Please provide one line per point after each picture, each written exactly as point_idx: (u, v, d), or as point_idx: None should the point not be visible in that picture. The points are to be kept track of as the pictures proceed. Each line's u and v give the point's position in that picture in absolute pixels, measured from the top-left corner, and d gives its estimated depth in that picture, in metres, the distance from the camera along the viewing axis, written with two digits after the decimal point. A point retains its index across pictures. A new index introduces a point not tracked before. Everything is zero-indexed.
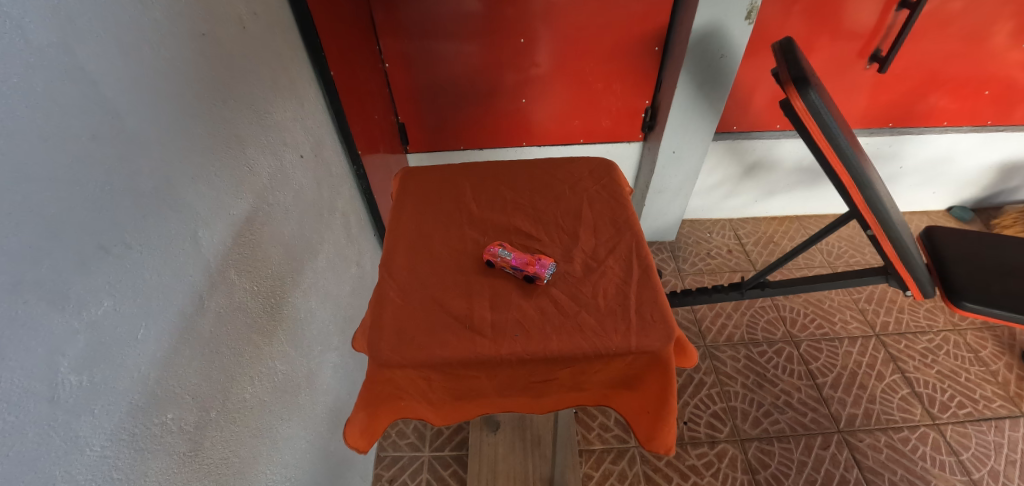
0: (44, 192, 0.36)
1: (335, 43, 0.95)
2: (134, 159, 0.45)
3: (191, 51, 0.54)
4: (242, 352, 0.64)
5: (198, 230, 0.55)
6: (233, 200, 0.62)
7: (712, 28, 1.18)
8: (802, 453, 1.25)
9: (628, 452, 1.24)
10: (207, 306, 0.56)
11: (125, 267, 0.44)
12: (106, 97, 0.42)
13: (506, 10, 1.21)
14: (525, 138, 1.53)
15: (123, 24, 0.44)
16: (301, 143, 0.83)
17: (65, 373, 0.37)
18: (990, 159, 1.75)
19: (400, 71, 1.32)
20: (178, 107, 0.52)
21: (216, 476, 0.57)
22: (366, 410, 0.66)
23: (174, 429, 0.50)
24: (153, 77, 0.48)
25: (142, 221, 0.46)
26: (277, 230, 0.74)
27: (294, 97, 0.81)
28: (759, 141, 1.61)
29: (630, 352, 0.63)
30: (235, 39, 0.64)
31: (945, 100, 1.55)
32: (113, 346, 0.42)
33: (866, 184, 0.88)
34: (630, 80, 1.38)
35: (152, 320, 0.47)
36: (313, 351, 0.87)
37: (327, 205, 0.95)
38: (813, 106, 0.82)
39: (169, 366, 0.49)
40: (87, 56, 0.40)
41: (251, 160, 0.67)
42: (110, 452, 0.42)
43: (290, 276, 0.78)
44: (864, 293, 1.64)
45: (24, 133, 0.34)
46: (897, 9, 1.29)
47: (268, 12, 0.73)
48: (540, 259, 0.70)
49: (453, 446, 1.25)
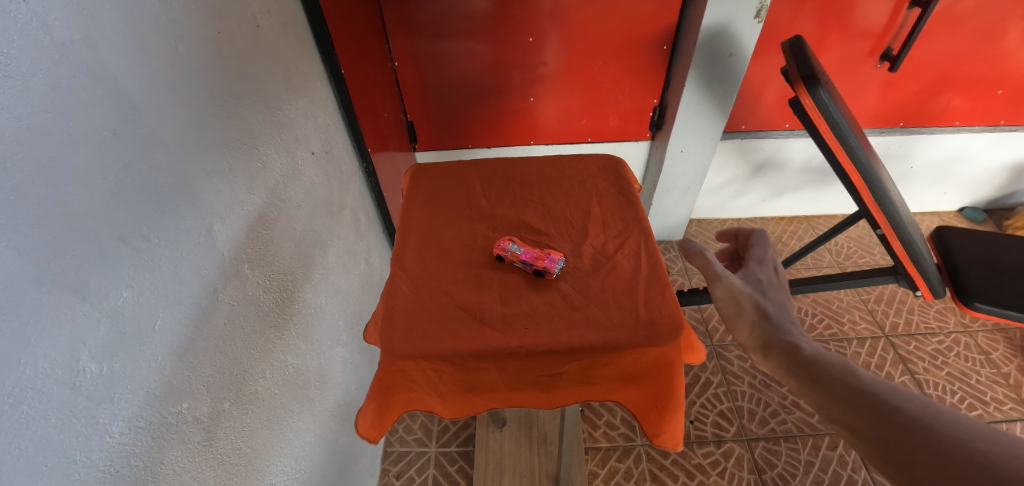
0: (69, 186, 0.37)
1: (345, 42, 0.96)
2: (153, 154, 0.46)
3: (207, 48, 0.55)
4: (254, 346, 0.65)
5: (212, 223, 0.56)
6: (246, 195, 0.63)
7: (721, 27, 1.18)
8: (809, 454, 1.25)
9: (634, 451, 1.25)
10: (220, 299, 0.57)
11: (144, 259, 0.45)
12: (125, 91, 0.43)
13: (515, 9, 1.22)
14: (533, 136, 1.53)
15: (143, 22, 0.45)
16: (312, 140, 0.84)
17: (86, 361, 0.39)
18: (1003, 160, 1.73)
19: (409, 70, 1.33)
20: (194, 103, 0.53)
21: (228, 466, 0.58)
22: (377, 402, 0.67)
23: (189, 419, 0.51)
24: (171, 74, 0.49)
25: (160, 216, 0.47)
26: (289, 226, 0.75)
27: (306, 95, 0.82)
28: (767, 140, 1.60)
29: (639, 346, 0.63)
30: (249, 37, 0.65)
31: (958, 100, 1.53)
32: (132, 336, 0.43)
33: (876, 184, 0.87)
34: (638, 79, 1.38)
35: (169, 311, 0.48)
36: (322, 345, 0.88)
37: (337, 203, 0.96)
38: (822, 104, 0.82)
39: (184, 357, 0.50)
40: (108, 53, 0.41)
41: (264, 157, 0.68)
42: (128, 440, 0.43)
43: (301, 271, 0.79)
44: (873, 293, 1.63)
45: (50, 128, 0.35)
46: (908, 8, 1.27)
47: (282, 12, 0.74)
48: (550, 254, 0.71)
49: (460, 442, 1.26)
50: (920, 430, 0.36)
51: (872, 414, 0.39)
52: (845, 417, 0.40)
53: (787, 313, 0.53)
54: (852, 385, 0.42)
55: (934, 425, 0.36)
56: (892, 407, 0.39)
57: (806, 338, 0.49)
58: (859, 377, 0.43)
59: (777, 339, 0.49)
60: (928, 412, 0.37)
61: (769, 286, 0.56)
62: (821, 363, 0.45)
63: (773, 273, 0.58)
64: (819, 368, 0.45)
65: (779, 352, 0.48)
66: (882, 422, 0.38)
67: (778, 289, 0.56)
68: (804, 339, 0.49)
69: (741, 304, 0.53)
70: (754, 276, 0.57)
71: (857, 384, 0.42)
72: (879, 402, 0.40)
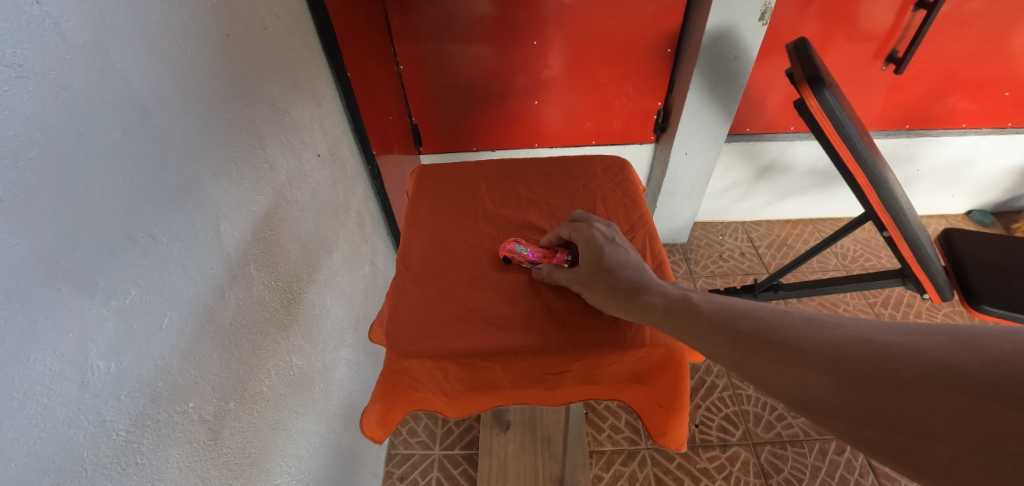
0: (81, 184, 0.38)
1: (351, 45, 0.97)
2: (161, 155, 0.46)
3: (214, 50, 0.56)
4: (259, 346, 0.65)
5: (218, 223, 0.56)
6: (252, 196, 0.64)
7: (725, 29, 1.18)
8: (816, 459, 1.24)
9: (639, 454, 1.24)
10: (227, 298, 0.57)
11: (152, 258, 0.45)
12: (134, 92, 0.43)
13: (519, 12, 1.22)
14: (536, 139, 1.54)
15: (152, 24, 0.46)
16: (318, 142, 0.85)
17: (94, 359, 0.39)
18: (1011, 162, 1.72)
19: (413, 73, 1.34)
20: (201, 105, 0.53)
21: (232, 466, 0.58)
22: (382, 401, 0.67)
23: (194, 418, 0.51)
24: (179, 76, 0.50)
25: (167, 216, 0.47)
26: (296, 227, 0.76)
27: (313, 98, 0.83)
28: (772, 143, 1.60)
29: (643, 346, 0.63)
30: (256, 40, 0.65)
31: (965, 102, 1.52)
32: (140, 335, 0.43)
33: (881, 186, 0.87)
34: (642, 82, 1.38)
35: (175, 310, 0.48)
36: (327, 346, 0.88)
37: (343, 205, 0.96)
38: (827, 106, 0.81)
39: (191, 356, 0.50)
40: (118, 54, 0.42)
41: (272, 158, 0.69)
42: (134, 437, 0.43)
43: (306, 273, 0.79)
44: (880, 296, 1.62)
45: (61, 128, 0.36)
46: (913, 10, 1.27)
47: (289, 14, 0.75)
48: (559, 253, 0.72)
49: (464, 445, 1.25)
50: (752, 342, 0.45)
51: (718, 341, 0.48)
52: (705, 350, 0.50)
53: (628, 269, 0.62)
54: (699, 320, 0.51)
55: (774, 337, 0.44)
56: (730, 328, 0.48)
57: (653, 288, 0.58)
58: (700, 310, 0.52)
59: (630, 307, 0.58)
60: (756, 326, 0.46)
61: (605, 257, 0.64)
62: (668, 310, 0.55)
63: (606, 240, 0.67)
64: (668, 313, 0.54)
65: (638, 315, 0.57)
66: (729, 345, 0.47)
67: (611, 252, 0.64)
68: (650, 290, 0.58)
69: (596, 295, 0.62)
70: (589, 257, 0.65)
71: (702, 318, 0.51)
72: (720, 328, 0.49)
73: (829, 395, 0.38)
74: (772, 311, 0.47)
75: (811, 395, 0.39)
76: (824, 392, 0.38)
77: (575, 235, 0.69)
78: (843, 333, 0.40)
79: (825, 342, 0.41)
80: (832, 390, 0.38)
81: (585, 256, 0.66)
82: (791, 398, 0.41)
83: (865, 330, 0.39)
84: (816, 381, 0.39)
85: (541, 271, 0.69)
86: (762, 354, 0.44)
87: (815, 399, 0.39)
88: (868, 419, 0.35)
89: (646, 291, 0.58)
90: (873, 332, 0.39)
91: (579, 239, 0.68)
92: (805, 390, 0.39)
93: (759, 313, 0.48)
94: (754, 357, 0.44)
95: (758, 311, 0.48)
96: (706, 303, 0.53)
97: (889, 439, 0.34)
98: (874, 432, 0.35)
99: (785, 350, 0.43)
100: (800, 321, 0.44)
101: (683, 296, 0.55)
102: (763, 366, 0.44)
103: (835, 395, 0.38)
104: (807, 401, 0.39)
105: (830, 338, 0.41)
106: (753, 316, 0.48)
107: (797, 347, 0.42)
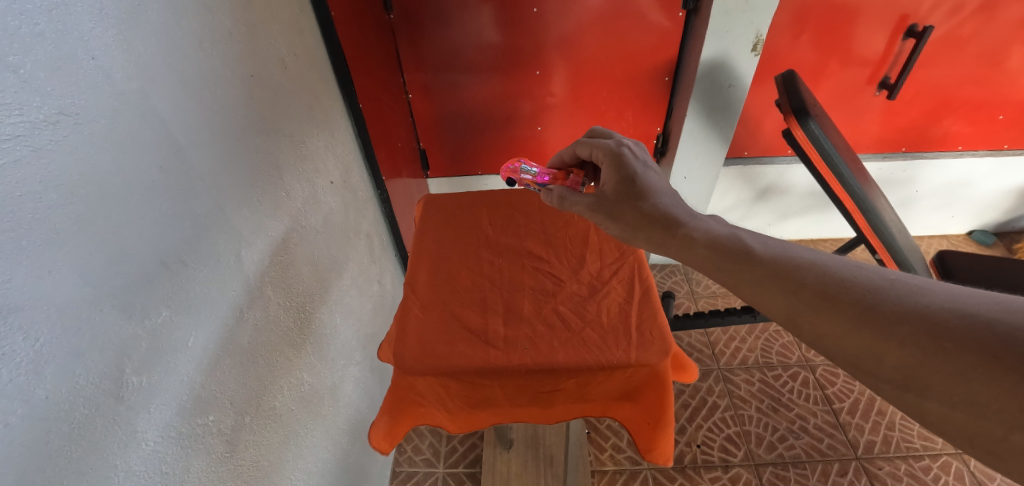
0: (125, 217, 0.42)
1: (363, 77, 1.03)
2: (192, 187, 0.51)
3: (241, 91, 0.61)
4: (274, 364, 0.68)
5: (240, 248, 0.60)
6: (271, 222, 0.68)
7: (718, 60, 1.22)
8: (819, 480, 1.23)
9: (640, 475, 1.24)
10: (246, 318, 0.61)
11: (180, 280, 0.49)
12: (171, 132, 0.48)
13: (523, 42, 1.28)
14: (540, 162, 1.59)
15: (189, 71, 0.51)
16: (331, 170, 0.90)
17: (128, 373, 0.43)
18: (1010, 183, 1.74)
19: (422, 100, 1.41)
20: (227, 140, 0.58)
21: (247, 477, 0.61)
22: (389, 415, 0.70)
23: (213, 431, 0.55)
24: (208, 115, 0.55)
25: (195, 242, 0.52)
26: (309, 250, 0.80)
27: (327, 128, 0.89)
28: (770, 167, 1.63)
29: (630, 365, 0.66)
30: (276, 78, 0.71)
31: (960, 124, 1.55)
32: (167, 352, 0.47)
33: (869, 210, 0.90)
34: (642, 107, 1.44)
35: (200, 329, 0.52)
36: (336, 364, 0.91)
37: (353, 228, 1.01)
38: (813, 135, 0.86)
39: (212, 372, 0.54)
40: (158, 100, 0.47)
41: (288, 187, 0.74)
42: (161, 448, 0.47)
43: (319, 294, 0.83)
44: None
45: (108, 169, 0.40)
46: (903, 39, 1.32)
47: (307, 53, 0.81)
48: (570, 175, 0.83)
49: (467, 463, 1.27)
50: (820, 297, 0.43)
51: (777, 293, 0.46)
52: (757, 299, 0.48)
53: (658, 199, 0.64)
54: (753, 269, 0.49)
55: (844, 282, 0.43)
56: (795, 280, 0.46)
57: (693, 223, 0.58)
58: (756, 254, 0.50)
59: (670, 241, 0.59)
60: (823, 278, 0.44)
61: (635, 181, 0.67)
62: (714, 249, 0.53)
63: (636, 161, 0.70)
64: (716, 254, 0.53)
65: (676, 247, 0.58)
66: (791, 299, 0.45)
67: (642, 175, 0.67)
68: (692, 224, 0.58)
69: (623, 223, 0.64)
70: (618, 180, 0.68)
71: (757, 264, 0.49)
72: (782, 278, 0.46)
73: (906, 367, 0.37)
74: (844, 266, 0.44)
75: (885, 369, 0.38)
76: (902, 364, 0.37)
77: (604, 156, 0.72)
78: (930, 300, 0.38)
79: (913, 308, 0.38)
80: (913, 363, 0.37)
81: (611, 179, 0.69)
82: (857, 367, 0.40)
83: (963, 302, 0.37)
84: (895, 352, 0.37)
85: (553, 195, 0.74)
86: (831, 314, 0.42)
87: (889, 370, 0.38)
88: (948, 402, 0.35)
89: (685, 226, 0.58)
90: (974, 307, 0.36)
91: (607, 161, 0.71)
92: (877, 365, 0.39)
93: (826, 266, 0.45)
94: (817, 315, 0.42)
95: (828, 265, 0.45)
96: (763, 248, 0.50)
97: (972, 425, 0.34)
98: (960, 416, 0.34)
99: (864, 309, 0.40)
100: (880, 281, 0.42)
101: (731, 236, 0.54)
102: (825, 325, 0.42)
103: (916, 368, 0.36)
104: (877, 371, 0.39)
105: (920, 305, 0.38)
106: (819, 270, 0.45)
107: (877, 308, 0.40)
